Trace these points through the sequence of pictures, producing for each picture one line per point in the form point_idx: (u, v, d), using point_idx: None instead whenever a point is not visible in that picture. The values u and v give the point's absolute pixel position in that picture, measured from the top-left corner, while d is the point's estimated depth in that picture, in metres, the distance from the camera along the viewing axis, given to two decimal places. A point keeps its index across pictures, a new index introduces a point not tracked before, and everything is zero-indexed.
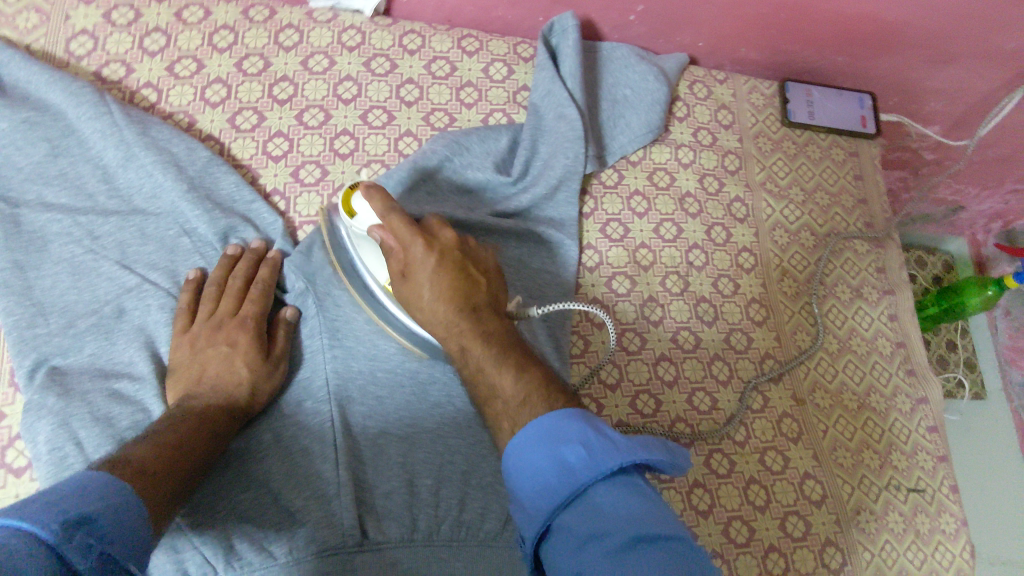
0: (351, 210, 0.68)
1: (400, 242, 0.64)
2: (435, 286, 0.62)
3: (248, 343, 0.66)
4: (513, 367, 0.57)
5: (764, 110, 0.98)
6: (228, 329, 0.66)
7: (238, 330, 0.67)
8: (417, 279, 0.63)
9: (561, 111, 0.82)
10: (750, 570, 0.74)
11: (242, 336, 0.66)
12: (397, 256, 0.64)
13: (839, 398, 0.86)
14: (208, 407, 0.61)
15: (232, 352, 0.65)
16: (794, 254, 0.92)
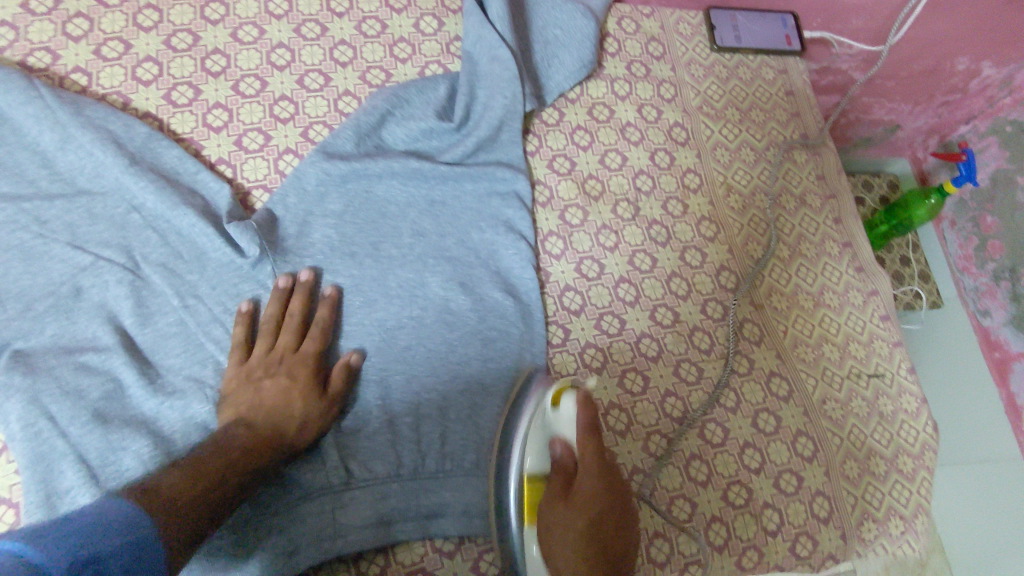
0: (556, 401, 0.66)
1: (580, 489, 0.58)
2: (582, 524, 0.56)
3: (299, 374, 0.66)
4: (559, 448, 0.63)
5: (692, 38, 1.01)
6: (274, 362, 0.66)
7: (296, 364, 0.66)
8: (578, 511, 0.57)
9: (494, 53, 0.84)
10: (730, 467, 0.78)
11: (301, 372, 0.66)
12: (566, 470, 0.62)
13: (795, 299, 0.90)
14: (254, 437, 0.60)
15: (290, 385, 0.65)
16: (737, 171, 0.95)
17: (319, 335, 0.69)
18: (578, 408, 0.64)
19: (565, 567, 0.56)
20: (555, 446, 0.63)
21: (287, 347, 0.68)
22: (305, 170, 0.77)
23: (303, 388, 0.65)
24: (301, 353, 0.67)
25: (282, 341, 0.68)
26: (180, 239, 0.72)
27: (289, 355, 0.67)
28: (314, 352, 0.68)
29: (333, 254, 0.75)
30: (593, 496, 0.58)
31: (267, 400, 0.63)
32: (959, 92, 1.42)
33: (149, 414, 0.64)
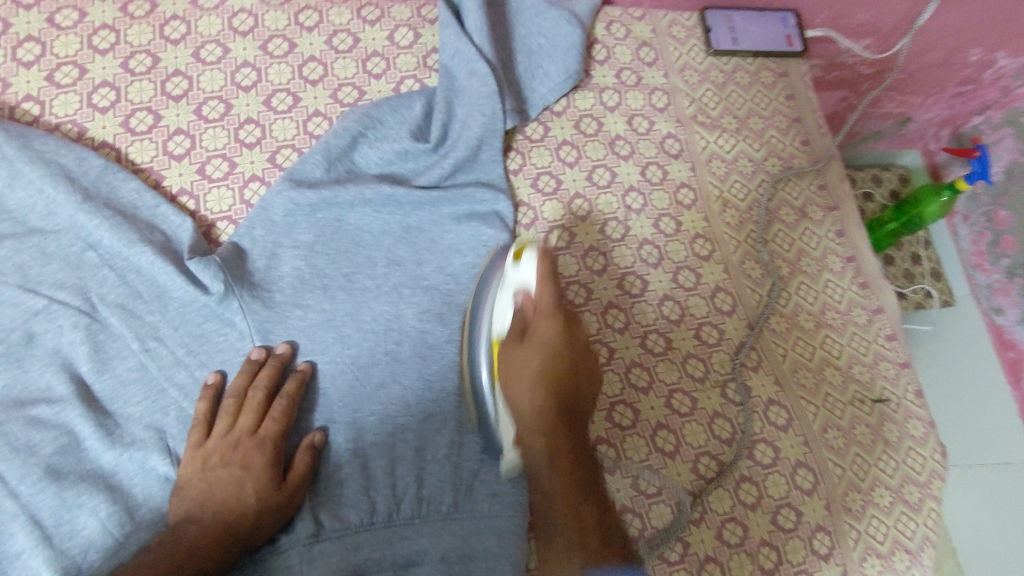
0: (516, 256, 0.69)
1: (530, 331, 0.66)
2: (537, 363, 0.64)
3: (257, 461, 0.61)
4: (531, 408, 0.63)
5: (685, 42, 0.95)
6: (230, 445, 0.62)
7: (253, 449, 0.62)
8: (533, 351, 0.64)
9: (471, 67, 0.79)
10: (724, 503, 0.74)
11: (258, 459, 0.62)
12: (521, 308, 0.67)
13: (795, 320, 0.85)
14: (203, 537, 0.56)
15: (244, 474, 0.61)
16: (733, 184, 0.90)
17: (283, 413, 0.64)
18: (535, 264, 0.67)
19: (539, 442, 0.63)
20: (517, 296, 0.68)
21: (247, 430, 0.63)
22: (272, 200, 0.72)
23: (259, 477, 0.60)
24: (261, 435, 0.63)
25: (241, 423, 0.63)
26: (140, 276, 0.68)
27: (247, 437, 0.63)
28: (274, 436, 0.63)
29: (301, 287, 0.71)
30: (549, 379, 0.64)
31: (221, 493, 0.59)
32: (971, 83, 1.34)
33: (106, 468, 0.61)
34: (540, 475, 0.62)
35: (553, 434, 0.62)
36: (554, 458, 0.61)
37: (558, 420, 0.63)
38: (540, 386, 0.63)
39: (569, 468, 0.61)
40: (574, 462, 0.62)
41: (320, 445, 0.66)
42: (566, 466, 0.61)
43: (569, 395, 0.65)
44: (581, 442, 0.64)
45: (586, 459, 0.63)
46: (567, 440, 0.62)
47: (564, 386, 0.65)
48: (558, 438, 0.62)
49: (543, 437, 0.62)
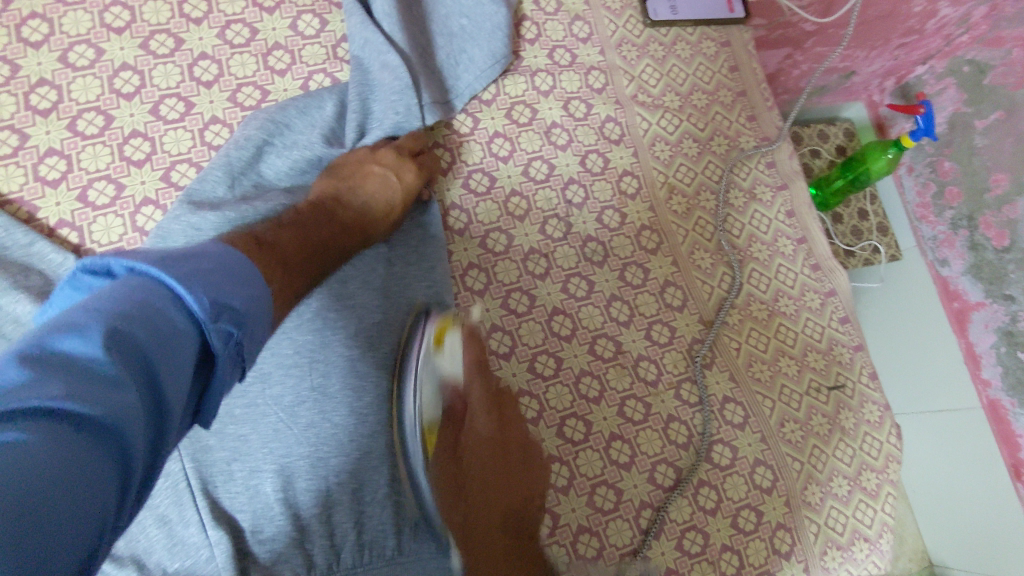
0: (438, 340, 0.65)
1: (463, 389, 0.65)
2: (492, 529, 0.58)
3: (368, 182, 0.66)
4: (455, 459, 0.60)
5: (621, 12, 0.88)
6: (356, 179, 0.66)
7: (402, 173, 0.69)
8: (468, 450, 0.61)
9: (383, 58, 0.71)
10: (683, 512, 0.72)
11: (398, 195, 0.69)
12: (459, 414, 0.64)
13: (748, 310, 0.82)
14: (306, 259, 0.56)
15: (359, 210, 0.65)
16: (679, 168, 0.85)
17: (421, 170, 0.72)
18: (461, 347, 0.66)
19: (461, 505, 0.58)
20: (445, 391, 0.65)
21: (393, 155, 0.70)
22: (168, 228, 0.63)
23: (381, 189, 0.67)
24: (383, 162, 0.68)
25: (362, 153, 0.69)
26: (17, 328, 0.58)
27: (348, 169, 0.67)
28: (415, 179, 0.71)
29: None
30: (500, 445, 0.63)
31: (351, 213, 0.64)
32: (915, 33, 1.30)
33: None
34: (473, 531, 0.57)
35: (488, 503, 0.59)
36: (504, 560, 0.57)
37: (500, 504, 0.60)
38: (484, 444, 0.62)
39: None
40: (515, 556, 0.58)
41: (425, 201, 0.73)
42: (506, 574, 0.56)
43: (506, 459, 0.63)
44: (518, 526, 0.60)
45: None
46: (504, 528, 0.59)
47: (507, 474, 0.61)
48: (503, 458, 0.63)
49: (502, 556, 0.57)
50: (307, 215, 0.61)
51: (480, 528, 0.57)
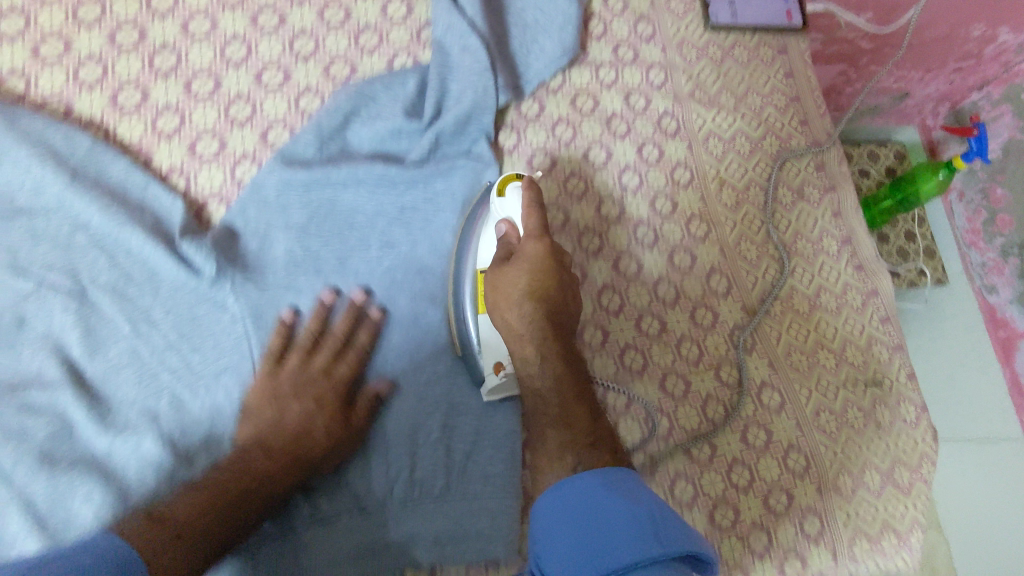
0: (500, 192, 0.69)
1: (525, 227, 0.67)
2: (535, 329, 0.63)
3: (322, 420, 0.63)
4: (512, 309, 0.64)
5: (684, 16, 0.93)
6: (308, 381, 0.65)
7: (327, 389, 0.65)
8: (521, 273, 0.64)
9: (464, 43, 0.78)
10: (716, 486, 0.75)
11: (331, 391, 0.65)
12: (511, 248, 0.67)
13: (790, 303, 0.85)
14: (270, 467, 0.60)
15: (318, 408, 0.64)
16: (731, 164, 0.89)
17: (351, 363, 0.67)
18: (522, 194, 0.68)
19: (529, 349, 0.63)
20: (501, 228, 0.68)
21: (298, 365, 0.66)
22: (263, 179, 0.71)
23: (325, 440, 0.62)
24: (325, 403, 0.64)
25: (292, 380, 0.64)
26: (130, 258, 0.67)
27: (268, 400, 0.63)
28: (346, 379, 0.66)
29: (295, 269, 0.70)
30: (536, 299, 0.64)
31: (301, 437, 0.62)
32: (972, 58, 1.30)
33: (101, 453, 0.61)
34: (543, 397, 0.63)
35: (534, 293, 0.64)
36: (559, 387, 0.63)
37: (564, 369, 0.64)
38: (529, 305, 0.63)
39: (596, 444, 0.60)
40: (570, 382, 0.63)
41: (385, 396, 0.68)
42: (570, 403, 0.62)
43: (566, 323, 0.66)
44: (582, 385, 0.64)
45: (604, 431, 0.62)
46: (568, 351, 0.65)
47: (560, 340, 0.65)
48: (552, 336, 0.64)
49: (557, 368, 0.63)
50: (265, 463, 0.60)
51: (556, 376, 0.63)
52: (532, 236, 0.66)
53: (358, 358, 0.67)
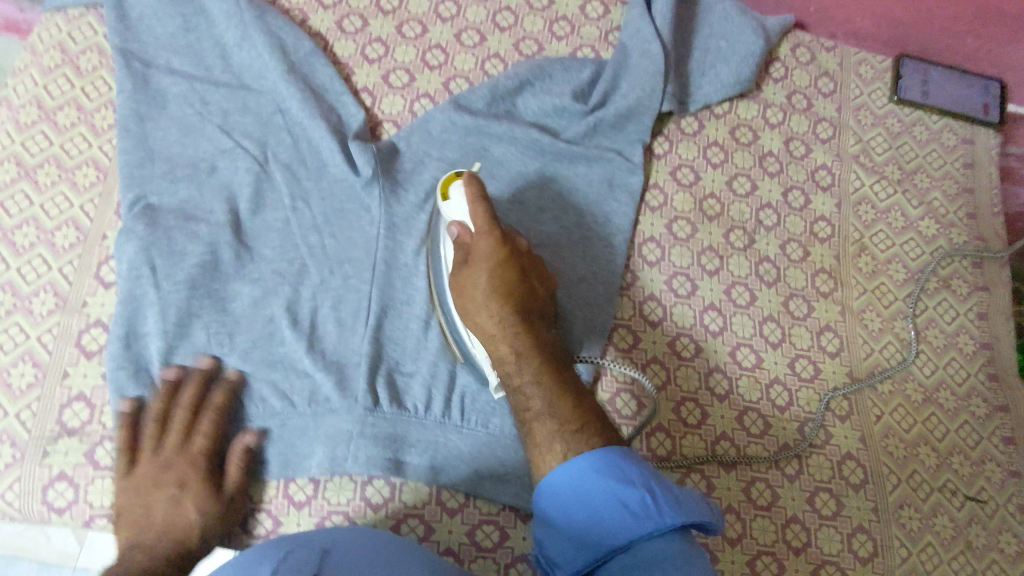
0: (445, 194, 0.69)
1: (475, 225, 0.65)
2: (507, 322, 0.63)
3: (197, 504, 0.62)
4: (506, 364, 0.62)
5: (870, 83, 0.93)
6: (159, 468, 0.63)
7: (188, 466, 0.64)
8: (484, 322, 0.63)
9: (645, 47, 0.83)
10: (767, 534, 0.71)
11: (190, 474, 0.63)
12: (464, 247, 0.66)
13: (902, 386, 0.80)
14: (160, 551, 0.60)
15: (180, 490, 0.63)
16: (878, 233, 0.86)
17: (213, 423, 0.65)
18: (463, 194, 0.67)
19: (502, 350, 0.62)
20: (452, 229, 0.67)
21: (147, 455, 0.64)
22: (435, 115, 0.80)
23: (200, 517, 0.62)
24: (193, 485, 0.63)
25: (146, 472, 0.63)
26: (309, 147, 0.78)
27: (133, 508, 0.62)
28: (205, 451, 0.64)
29: (434, 197, 0.77)
30: (504, 300, 0.63)
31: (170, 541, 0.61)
32: None
33: (231, 291, 0.71)
34: (523, 393, 0.60)
35: (508, 335, 0.62)
36: (538, 378, 0.60)
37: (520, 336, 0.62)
38: (497, 304, 0.63)
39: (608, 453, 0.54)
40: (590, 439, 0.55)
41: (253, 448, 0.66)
42: (580, 448, 0.55)
43: (535, 332, 0.63)
44: (558, 364, 0.62)
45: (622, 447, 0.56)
46: (536, 339, 0.62)
47: (528, 346, 0.62)
48: (524, 343, 0.62)
49: (535, 377, 0.60)
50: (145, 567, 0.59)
51: (534, 382, 0.60)
52: (492, 255, 0.64)
53: (217, 413, 0.65)
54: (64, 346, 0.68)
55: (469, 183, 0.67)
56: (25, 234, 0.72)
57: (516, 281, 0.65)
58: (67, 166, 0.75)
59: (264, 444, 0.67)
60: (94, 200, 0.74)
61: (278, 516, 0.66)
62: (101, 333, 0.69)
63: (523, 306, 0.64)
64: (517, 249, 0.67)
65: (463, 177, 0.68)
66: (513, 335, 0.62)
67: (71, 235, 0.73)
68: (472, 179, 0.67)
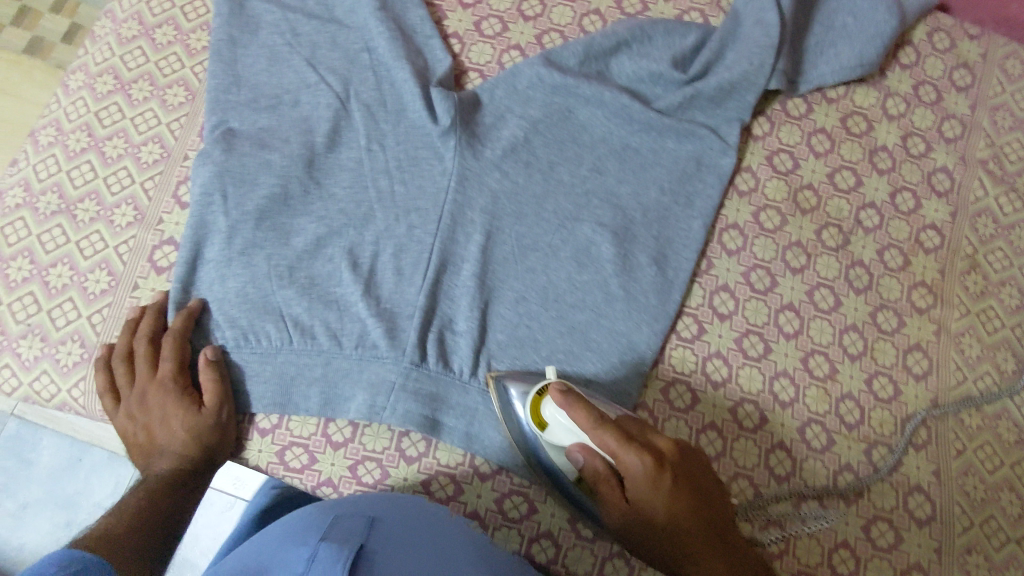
0: (542, 421, 0.63)
1: (615, 459, 0.58)
2: (661, 509, 0.58)
3: (180, 421, 0.65)
4: (666, 513, 0.58)
5: (1016, 81, 0.82)
6: (155, 390, 0.66)
7: (160, 382, 0.66)
8: (645, 503, 0.58)
9: (760, 16, 0.76)
10: (811, 555, 0.67)
11: (167, 393, 0.66)
12: (601, 472, 0.59)
13: (993, 423, 0.72)
14: (167, 471, 0.65)
15: (175, 411, 0.66)
16: (995, 251, 0.76)
17: (172, 350, 0.67)
18: (564, 412, 0.60)
19: (662, 529, 0.59)
20: (574, 454, 0.60)
21: (151, 376, 0.67)
22: (522, 69, 0.77)
23: (187, 434, 0.65)
24: (169, 407, 0.66)
25: (146, 393, 0.67)
26: (391, 89, 0.76)
27: (143, 427, 0.67)
28: (166, 364, 0.67)
29: (510, 154, 0.74)
30: (660, 492, 0.58)
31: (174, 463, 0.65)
32: None
33: (296, 226, 0.71)
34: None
35: (671, 511, 0.58)
36: (688, 547, 0.58)
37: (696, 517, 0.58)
38: (682, 512, 0.58)
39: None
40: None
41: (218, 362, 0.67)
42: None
43: (705, 502, 0.59)
44: (718, 522, 0.59)
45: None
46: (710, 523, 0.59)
47: (702, 524, 0.58)
48: (682, 524, 0.58)
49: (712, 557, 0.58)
50: (158, 486, 0.64)
51: (688, 547, 0.58)
52: (626, 445, 0.57)
53: (172, 341, 0.67)
54: (138, 259, 0.72)
55: (568, 407, 0.59)
56: (115, 147, 0.75)
57: (661, 456, 0.59)
58: (159, 84, 0.77)
59: (231, 359, 0.69)
60: (180, 120, 0.76)
61: (315, 453, 0.69)
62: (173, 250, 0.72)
63: (677, 472, 0.58)
64: (637, 428, 0.61)
65: (553, 395, 0.61)
66: (678, 529, 0.58)
67: (157, 151, 0.75)
68: (570, 403, 0.59)
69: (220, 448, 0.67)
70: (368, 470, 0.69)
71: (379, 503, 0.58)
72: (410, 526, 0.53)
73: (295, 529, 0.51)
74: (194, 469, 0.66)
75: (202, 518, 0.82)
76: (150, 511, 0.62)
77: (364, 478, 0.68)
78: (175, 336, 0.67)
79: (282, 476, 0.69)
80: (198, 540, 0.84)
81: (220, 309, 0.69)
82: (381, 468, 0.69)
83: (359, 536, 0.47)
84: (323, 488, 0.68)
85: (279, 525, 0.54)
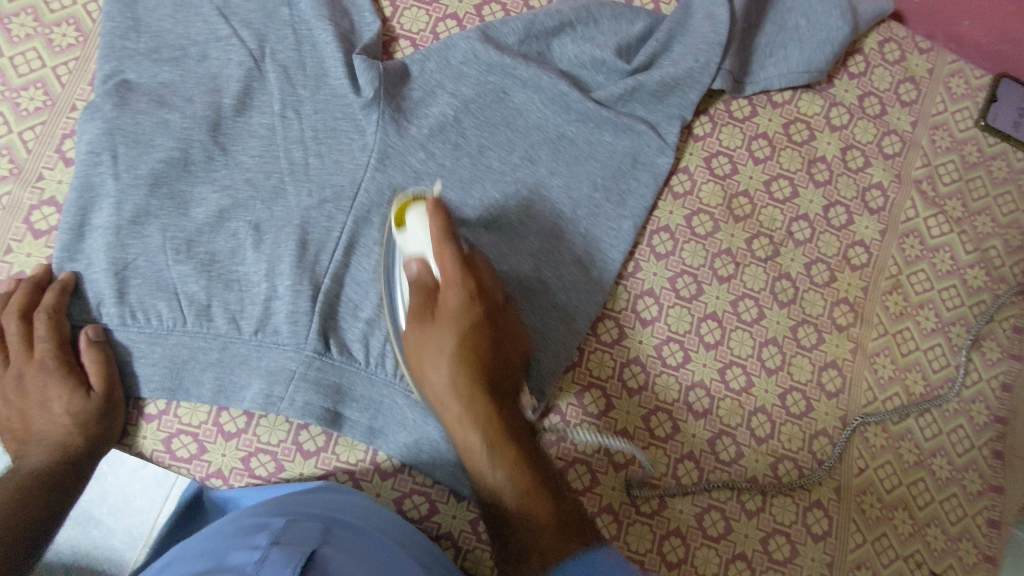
0: (401, 220, 0.61)
1: (442, 272, 0.59)
2: (455, 346, 0.58)
3: (63, 407, 0.60)
4: (462, 370, 0.58)
5: (958, 100, 0.80)
6: (32, 373, 0.61)
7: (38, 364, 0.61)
8: (450, 342, 0.58)
9: (711, 10, 0.73)
10: (708, 566, 0.67)
11: (46, 377, 0.61)
12: (421, 288, 0.59)
13: (896, 443, 0.73)
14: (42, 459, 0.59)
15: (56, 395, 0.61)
16: (918, 272, 0.76)
17: (50, 327, 0.61)
18: (426, 217, 0.59)
19: (479, 408, 0.57)
20: (410, 264, 0.59)
21: (26, 358, 0.61)
22: (457, 42, 0.71)
23: (71, 422, 0.60)
24: (51, 390, 0.61)
25: (21, 376, 0.61)
26: (312, 51, 0.70)
27: (19, 411, 0.61)
28: (45, 344, 0.61)
29: (439, 135, 0.69)
30: (467, 361, 0.58)
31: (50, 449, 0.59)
32: None
33: (196, 197, 0.65)
34: (498, 502, 0.56)
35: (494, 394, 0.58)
36: (481, 426, 0.57)
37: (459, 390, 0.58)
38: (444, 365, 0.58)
39: (500, 432, 0.57)
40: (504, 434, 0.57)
41: (103, 343, 0.62)
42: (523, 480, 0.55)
43: (494, 357, 0.59)
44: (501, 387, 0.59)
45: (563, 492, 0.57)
46: (483, 374, 0.58)
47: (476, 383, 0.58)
48: (489, 407, 0.57)
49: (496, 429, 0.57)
50: (36, 474, 0.57)
51: (472, 404, 0.57)
52: (460, 280, 0.58)
53: (49, 317, 0.61)
54: (12, 220, 0.64)
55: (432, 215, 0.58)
56: None
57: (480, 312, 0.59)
58: (46, 20, 0.68)
59: (117, 337, 0.63)
60: (67, 65, 0.68)
61: (205, 443, 0.65)
62: (53, 213, 0.65)
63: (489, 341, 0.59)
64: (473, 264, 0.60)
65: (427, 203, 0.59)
66: (482, 410, 0.57)
67: (39, 98, 0.67)
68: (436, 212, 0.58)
69: (107, 436, 0.62)
70: (261, 462, 0.65)
71: (331, 504, 0.55)
72: (365, 535, 0.51)
73: (241, 531, 0.45)
74: (76, 460, 0.60)
75: (111, 476, 0.64)
76: (25, 504, 0.55)
77: (257, 472, 0.65)
78: (51, 312, 0.61)
79: (167, 466, 0.65)
80: (106, 498, 0.64)
81: (103, 283, 0.62)
82: (275, 461, 0.65)
83: (315, 541, 0.44)
84: (212, 480, 0.65)
85: (218, 524, 0.49)
